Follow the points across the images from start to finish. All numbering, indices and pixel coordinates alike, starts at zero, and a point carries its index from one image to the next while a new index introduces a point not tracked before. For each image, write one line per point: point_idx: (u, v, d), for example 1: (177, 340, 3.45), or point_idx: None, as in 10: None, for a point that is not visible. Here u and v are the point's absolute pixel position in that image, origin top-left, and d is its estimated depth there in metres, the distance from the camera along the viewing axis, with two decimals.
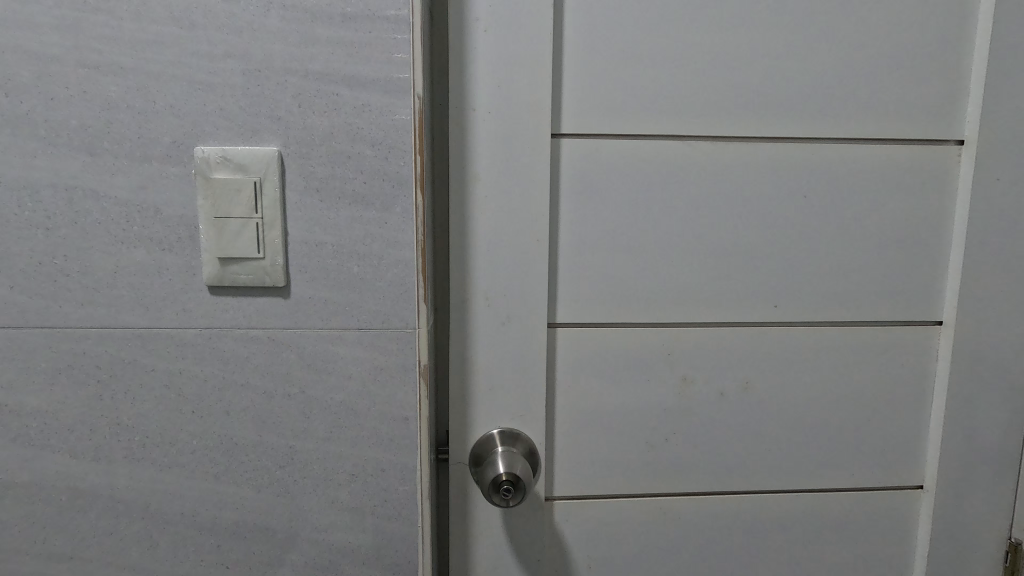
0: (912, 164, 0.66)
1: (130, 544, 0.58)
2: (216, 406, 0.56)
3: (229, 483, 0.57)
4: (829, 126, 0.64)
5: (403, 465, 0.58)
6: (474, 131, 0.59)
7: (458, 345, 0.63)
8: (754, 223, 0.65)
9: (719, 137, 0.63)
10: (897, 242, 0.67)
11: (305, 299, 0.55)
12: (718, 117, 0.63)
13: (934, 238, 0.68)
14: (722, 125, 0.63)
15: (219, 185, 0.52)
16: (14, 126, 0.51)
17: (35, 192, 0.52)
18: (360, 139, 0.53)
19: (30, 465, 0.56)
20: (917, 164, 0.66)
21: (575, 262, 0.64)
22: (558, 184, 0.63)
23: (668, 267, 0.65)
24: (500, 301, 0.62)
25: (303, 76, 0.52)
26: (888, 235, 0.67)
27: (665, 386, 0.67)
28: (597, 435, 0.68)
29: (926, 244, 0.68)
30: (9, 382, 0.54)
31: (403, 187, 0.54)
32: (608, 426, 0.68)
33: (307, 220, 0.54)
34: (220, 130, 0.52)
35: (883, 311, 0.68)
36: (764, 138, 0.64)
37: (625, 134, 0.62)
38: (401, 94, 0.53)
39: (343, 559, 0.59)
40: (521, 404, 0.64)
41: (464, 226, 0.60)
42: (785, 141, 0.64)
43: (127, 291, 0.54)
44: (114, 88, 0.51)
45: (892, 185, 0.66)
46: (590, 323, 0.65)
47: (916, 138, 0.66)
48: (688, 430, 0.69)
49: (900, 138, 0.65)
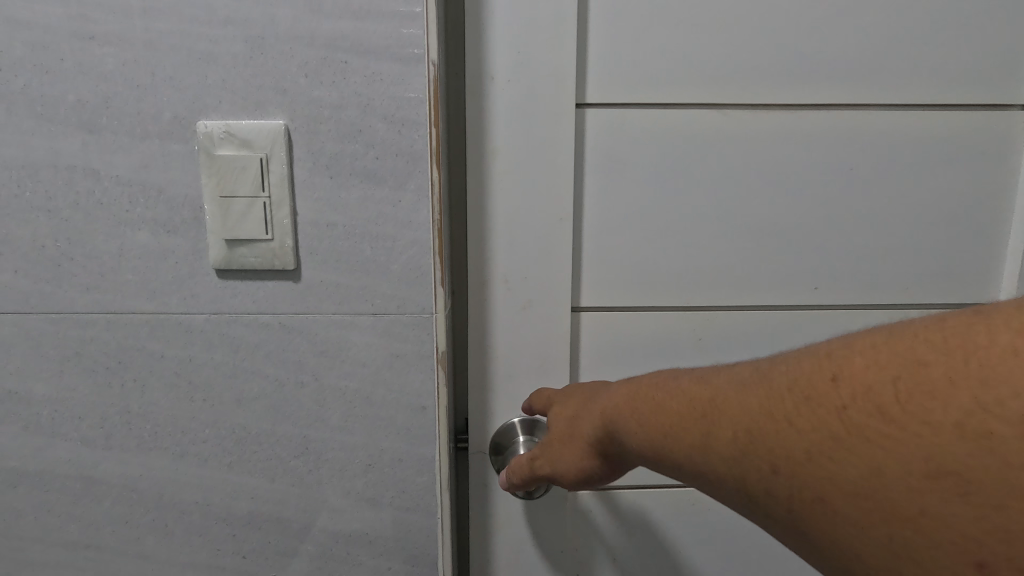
0: (982, 130, 0.58)
1: (147, 532, 0.57)
2: (227, 394, 0.54)
3: (242, 473, 0.56)
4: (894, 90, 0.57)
5: (421, 457, 0.56)
6: (492, 101, 0.54)
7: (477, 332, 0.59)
8: (800, 197, 0.59)
9: (765, 104, 0.57)
10: (961, 217, 0.60)
11: (316, 282, 0.52)
12: (766, 83, 0.57)
13: (999, 212, 0.60)
14: (770, 90, 0.57)
15: (223, 162, 0.49)
16: (10, 102, 0.49)
17: (35, 173, 0.50)
18: (370, 110, 0.49)
19: (45, 451, 0.55)
20: (986, 129, 0.58)
21: (601, 243, 0.60)
22: (584, 158, 0.58)
23: (705, 248, 0.60)
24: (521, 284, 0.58)
25: (308, 42, 0.48)
26: (955, 212, 0.60)
27: None
28: None
29: (992, 219, 0.61)
30: (18, 368, 0.53)
31: (417, 162, 0.50)
32: None
33: (316, 199, 0.50)
34: (224, 104, 0.49)
35: (942, 295, 0.62)
36: (818, 103, 0.57)
37: (659, 101, 0.57)
38: (415, 61, 0.49)
39: (359, 552, 0.57)
40: (544, 393, 0.61)
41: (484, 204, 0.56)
42: (841, 107, 0.58)
43: (132, 276, 0.52)
44: (111, 61, 0.48)
45: (959, 153, 0.59)
46: (619, 309, 0.61)
47: (991, 101, 0.58)
48: None
49: (973, 100, 0.58)
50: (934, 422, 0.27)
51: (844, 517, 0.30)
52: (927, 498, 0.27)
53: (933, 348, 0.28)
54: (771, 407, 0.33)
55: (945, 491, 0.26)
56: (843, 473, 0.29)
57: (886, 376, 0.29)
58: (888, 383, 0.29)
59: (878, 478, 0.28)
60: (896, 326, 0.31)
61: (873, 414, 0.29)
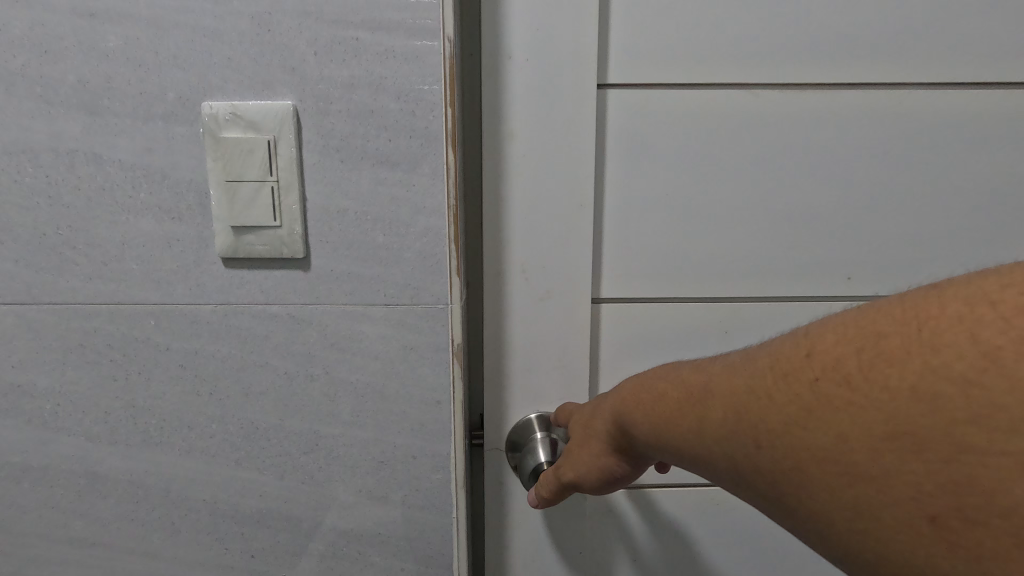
0: None
1: (153, 530, 0.55)
2: (235, 387, 0.52)
3: (251, 470, 0.54)
4: (934, 68, 0.54)
5: (435, 454, 0.53)
6: (511, 81, 0.52)
7: (494, 324, 0.57)
8: (833, 183, 0.56)
9: (794, 83, 0.54)
10: (1004, 204, 0.57)
11: (326, 271, 0.50)
12: (796, 61, 0.54)
13: None
14: (799, 70, 0.54)
15: (229, 145, 0.47)
16: (7, 83, 0.47)
17: (36, 158, 0.48)
18: (383, 90, 0.47)
19: (49, 446, 0.53)
20: None
21: (623, 231, 0.57)
22: (606, 142, 0.55)
23: (733, 236, 0.57)
24: (540, 275, 0.55)
25: (317, 17, 0.46)
26: (998, 199, 0.57)
27: None
28: None
29: None
30: (20, 361, 0.52)
31: (432, 145, 0.48)
32: None
33: (326, 183, 0.48)
34: (230, 84, 0.47)
35: None
36: (851, 83, 0.54)
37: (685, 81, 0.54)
38: (431, 37, 0.46)
39: (371, 552, 0.55)
40: (563, 388, 0.58)
41: (501, 190, 0.54)
42: (875, 87, 0.54)
43: (136, 264, 0.50)
44: (112, 39, 0.46)
45: (1004, 136, 0.56)
46: (641, 301, 0.58)
47: None
48: None
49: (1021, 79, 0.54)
50: (889, 387, 0.27)
51: (818, 484, 0.29)
52: (883, 462, 0.26)
53: (895, 321, 0.28)
54: (753, 386, 0.33)
55: (897, 451, 0.26)
56: (814, 443, 0.29)
57: (852, 349, 0.29)
58: (851, 355, 0.29)
59: (845, 447, 0.28)
60: (872, 305, 0.31)
61: (834, 380, 0.29)
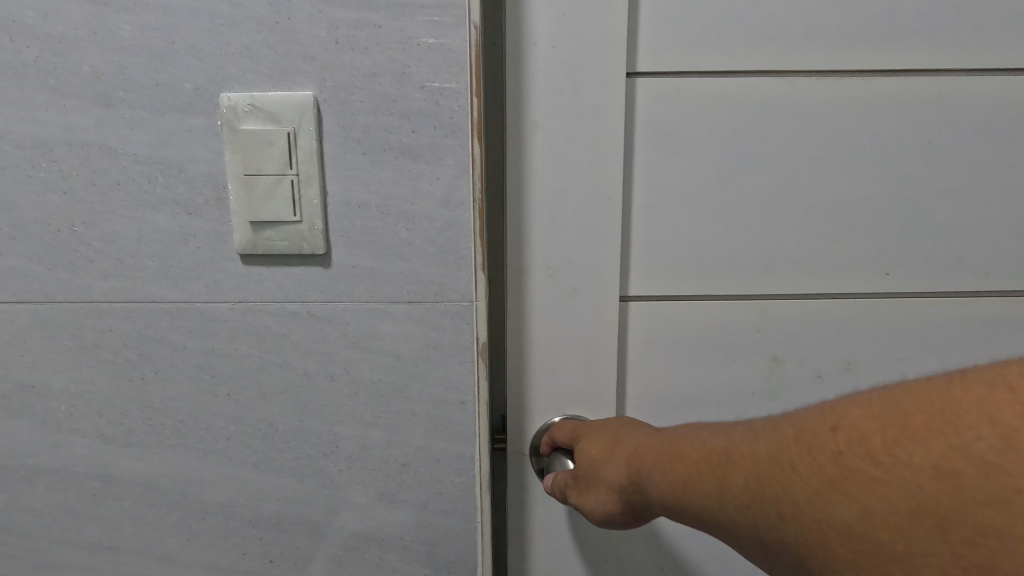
0: None
1: (168, 535, 0.54)
2: (252, 388, 0.51)
3: (269, 472, 0.52)
4: (999, 52, 0.52)
5: (459, 457, 0.52)
6: (535, 70, 0.50)
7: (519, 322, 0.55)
8: (870, 174, 0.54)
9: (848, 70, 0.52)
10: None
11: (347, 268, 0.48)
12: (854, 47, 0.51)
13: None
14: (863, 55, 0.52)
15: (248, 137, 0.45)
16: (20, 74, 0.45)
17: (49, 151, 0.47)
18: (406, 79, 0.45)
19: (62, 449, 0.52)
20: None
21: (652, 226, 0.55)
22: (634, 133, 0.53)
23: (767, 231, 0.55)
24: (564, 272, 0.54)
25: (337, 4, 0.44)
26: None
27: (753, 368, 0.58)
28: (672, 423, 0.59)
29: None
30: (33, 360, 0.50)
31: (457, 136, 0.46)
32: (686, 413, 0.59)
33: (347, 177, 0.46)
34: (248, 74, 0.45)
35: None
36: (906, 69, 0.52)
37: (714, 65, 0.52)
38: (455, 24, 0.44)
39: (393, 557, 0.54)
40: (588, 388, 0.56)
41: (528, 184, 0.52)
42: (938, 73, 0.52)
43: (152, 261, 0.48)
44: (127, 28, 0.45)
45: None
46: (672, 297, 0.56)
47: None
48: None
49: None
50: (912, 464, 0.26)
51: (840, 560, 0.28)
52: (909, 542, 0.26)
53: (917, 401, 0.27)
54: (773, 454, 0.32)
55: (922, 534, 0.25)
56: (837, 517, 0.28)
57: (875, 423, 0.28)
58: (876, 429, 0.28)
59: (868, 525, 0.27)
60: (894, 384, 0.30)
61: (856, 452, 0.28)
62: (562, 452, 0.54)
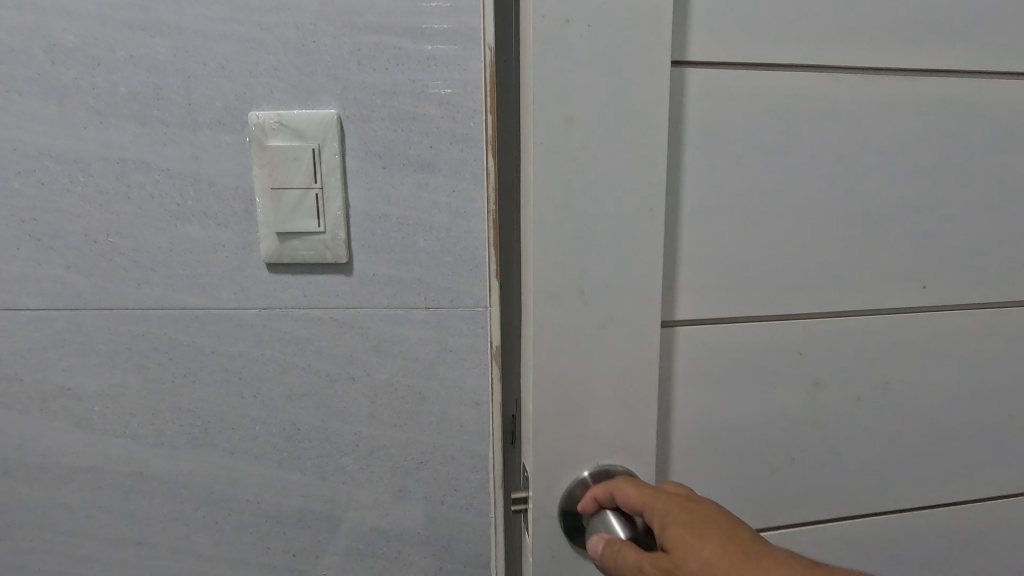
0: None
1: (196, 531, 0.56)
2: (277, 389, 0.53)
3: (292, 470, 0.55)
4: (1007, 60, 0.55)
5: (474, 454, 0.54)
6: (572, 66, 0.43)
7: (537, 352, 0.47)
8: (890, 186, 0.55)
9: (883, 69, 0.52)
10: None
11: (368, 275, 0.51)
12: (892, 47, 0.52)
13: None
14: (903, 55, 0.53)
15: (277, 153, 0.48)
16: (59, 94, 0.48)
17: (86, 166, 0.49)
18: (425, 97, 0.48)
19: (96, 448, 0.55)
20: None
21: (697, 241, 0.52)
22: (679, 141, 0.50)
23: (805, 242, 0.54)
24: (600, 296, 0.47)
25: (360, 27, 0.47)
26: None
27: (795, 391, 0.57)
28: (712, 452, 0.56)
29: None
30: (69, 365, 0.53)
31: (472, 150, 0.49)
32: (730, 444, 0.57)
33: (368, 190, 0.49)
34: (275, 93, 0.48)
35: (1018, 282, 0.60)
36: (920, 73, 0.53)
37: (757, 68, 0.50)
38: (470, 45, 0.47)
39: (410, 551, 0.56)
40: (622, 425, 0.51)
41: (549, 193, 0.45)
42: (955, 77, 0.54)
43: (183, 269, 0.51)
44: (161, 50, 0.47)
45: None
46: (715, 316, 0.54)
47: None
48: (823, 448, 0.59)
49: None
50: None
51: None
52: None
53: None
54: None
55: None
56: None
57: None
58: None
59: None
60: None
61: None
62: (605, 508, 0.49)
